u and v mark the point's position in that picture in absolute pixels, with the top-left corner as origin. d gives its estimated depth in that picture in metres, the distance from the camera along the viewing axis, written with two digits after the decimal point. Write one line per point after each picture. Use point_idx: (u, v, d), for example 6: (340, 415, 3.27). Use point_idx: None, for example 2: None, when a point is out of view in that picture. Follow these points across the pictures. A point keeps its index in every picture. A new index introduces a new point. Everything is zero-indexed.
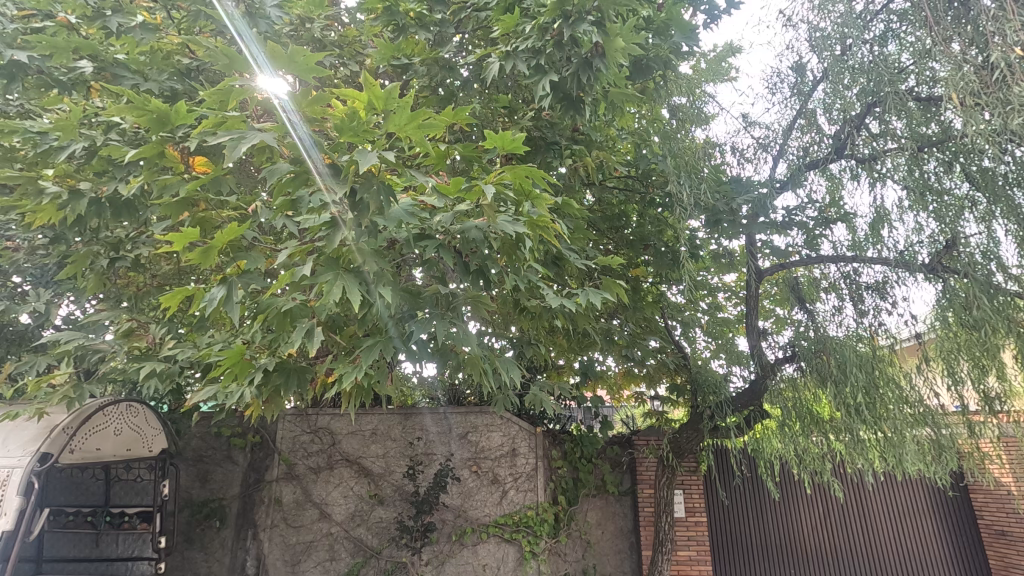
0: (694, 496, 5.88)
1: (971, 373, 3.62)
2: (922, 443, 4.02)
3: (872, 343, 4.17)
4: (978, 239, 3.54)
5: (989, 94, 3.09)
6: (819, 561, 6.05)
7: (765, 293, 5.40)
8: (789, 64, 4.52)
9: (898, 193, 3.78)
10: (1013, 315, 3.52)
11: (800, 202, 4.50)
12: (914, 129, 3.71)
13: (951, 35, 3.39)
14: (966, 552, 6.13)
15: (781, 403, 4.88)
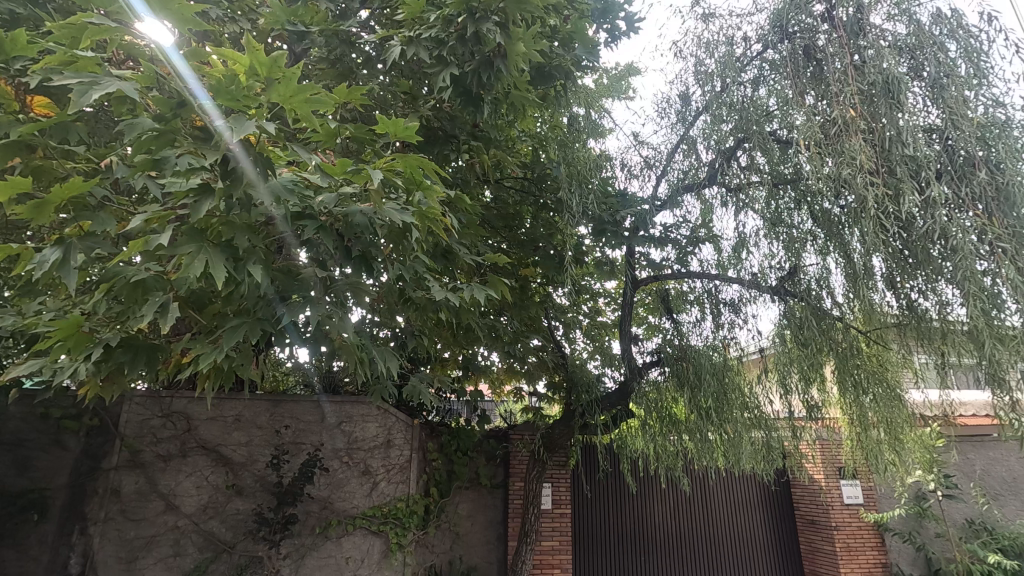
0: (561, 489, 6.18)
1: (798, 384, 4.19)
2: (754, 445, 4.71)
3: (723, 353, 4.66)
4: (815, 270, 3.98)
5: (830, 145, 3.58)
6: (666, 548, 6.62)
7: (642, 301, 5.76)
8: (677, 92, 4.91)
9: (756, 222, 4.24)
10: (835, 336, 4.09)
11: (676, 221, 4.93)
12: (775, 166, 4.13)
13: (808, 89, 3.85)
14: (784, 537, 7.05)
15: (646, 403, 5.32)
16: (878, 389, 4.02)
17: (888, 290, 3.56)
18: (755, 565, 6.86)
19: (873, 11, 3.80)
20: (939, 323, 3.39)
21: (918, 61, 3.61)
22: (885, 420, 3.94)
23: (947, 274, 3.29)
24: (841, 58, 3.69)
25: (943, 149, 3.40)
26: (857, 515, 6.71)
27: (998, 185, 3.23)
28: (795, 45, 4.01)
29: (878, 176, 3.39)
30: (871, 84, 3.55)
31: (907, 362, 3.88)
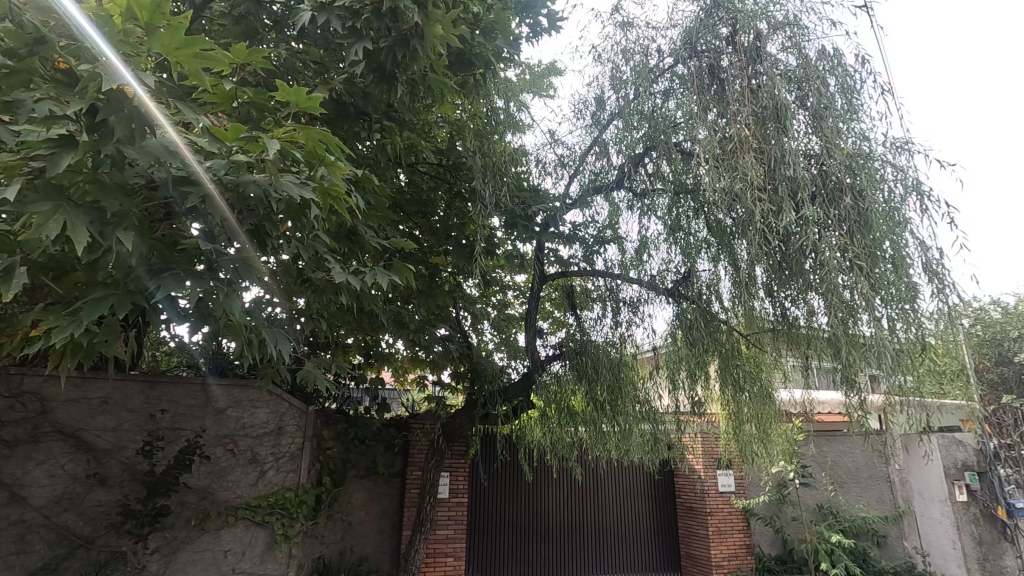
0: (459, 478, 6.20)
1: (685, 381, 4.49)
2: (642, 436, 5.01)
3: (619, 350, 4.87)
4: (707, 275, 4.28)
5: (725, 160, 3.86)
6: (556, 535, 6.87)
7: (548, 296, 5.83)
8: (594, 95, 5.06)
9: (658, 228, 4.48)
10: (720, 338, 4.42)
11: (585, 221, 5.10)
12: (678, 175, 4.36)
13: (711, 105, 4.09)
14: (664, 522, 7.56)
15: (546, 395, 5.46)
16: (752, 387, 4.42)
17: (766, 298, 3.89)
18: (639, 550, 7.31)
19: (770, 40, 4.12)
20: (807, 329, 3.80)
21: (804, 91, 3.97)
22: (756, 415, 4.33)
23: (814, 286, 3.67)
24: (740, 80, 3.99)
25: (817, 173, 3.79)
26: (728, 501, 7.34)
27: (859, 209, 3.66)
28: (701, 63, 4.25)
29: (764, 193, 3.70)
30: (762, 107, 3.88)
31: (778, 363, 4.27)
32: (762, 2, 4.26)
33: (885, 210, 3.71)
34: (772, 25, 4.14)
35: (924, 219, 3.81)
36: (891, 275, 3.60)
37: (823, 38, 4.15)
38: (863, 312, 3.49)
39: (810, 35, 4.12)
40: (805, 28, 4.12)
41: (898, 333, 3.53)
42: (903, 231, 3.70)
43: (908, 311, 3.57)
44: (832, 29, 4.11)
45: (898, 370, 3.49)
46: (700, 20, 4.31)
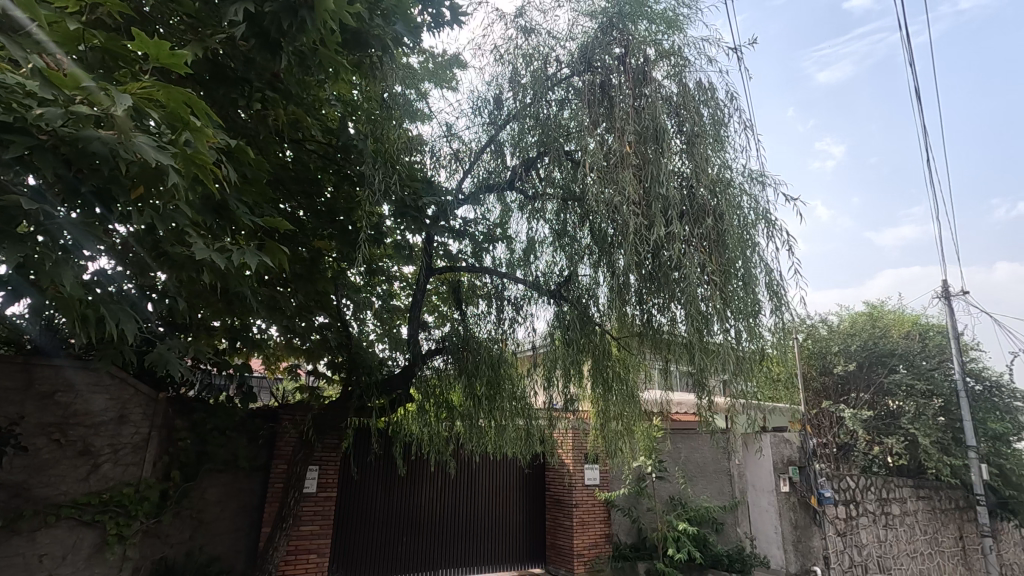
0: (329, 472, 5.94)
1: (560, 378, 4.72)
2: (515, 430, 5.18)
3: (498, 348, 5.01)
4: (588, 280, 4.49)
5: (608, 171, 4.11)
6: (428, 528, 6.87)
7: (435, 289, 5.74)
8: (492, 93, 5.11)
9: (545, 232, 4.68)
10: (597, 341, 4.64)
11: (475, 218, 5.07)
12: (566, 182, 4.55)
13: (600, 120, 4.32)
14: (533, 514, 7.86)
15: (425, 388, 5.45)
16: (619, 387, 4.73)
17: (637, 303, 4.18)
18: (507, 541, 7.53)
19: (656, 66, 4.44)
20: (668, 334, 4.14)
21: (682, 118, 4.32)
22: (621, 413, 4.69)
23: (678, 297, 4.02)
24: (627, 100, 4.29)
25: (687, 194, 4.14)
26: (593, 494, 7.78)
27: (718, 230, 4.08)
28: (594, 78, 4.49)
29: (639, 208, 4.00)
30: (642, 128, 4.19)
31: (643, 365, 4.61)
32: (652, 29, 4.58)
33: (741, 233, 4.14)
34: (657, 53, 4.47)
35: (771, 244, 4.33)
36: (741, 291, 4.05)
37: (701, 71, 4.53)
38: (715, 322, 3.91)
39: (691, 67, 4.50)
40: (687, 60, 4.49)
41: (743, 342, 3.98)
42: (752, 253, 4.17)
43: (752, 325, 4.04)
44: (709, 64, 4.51)
45: (738, 374, 3.94)
46: (596, 37, 4.55)
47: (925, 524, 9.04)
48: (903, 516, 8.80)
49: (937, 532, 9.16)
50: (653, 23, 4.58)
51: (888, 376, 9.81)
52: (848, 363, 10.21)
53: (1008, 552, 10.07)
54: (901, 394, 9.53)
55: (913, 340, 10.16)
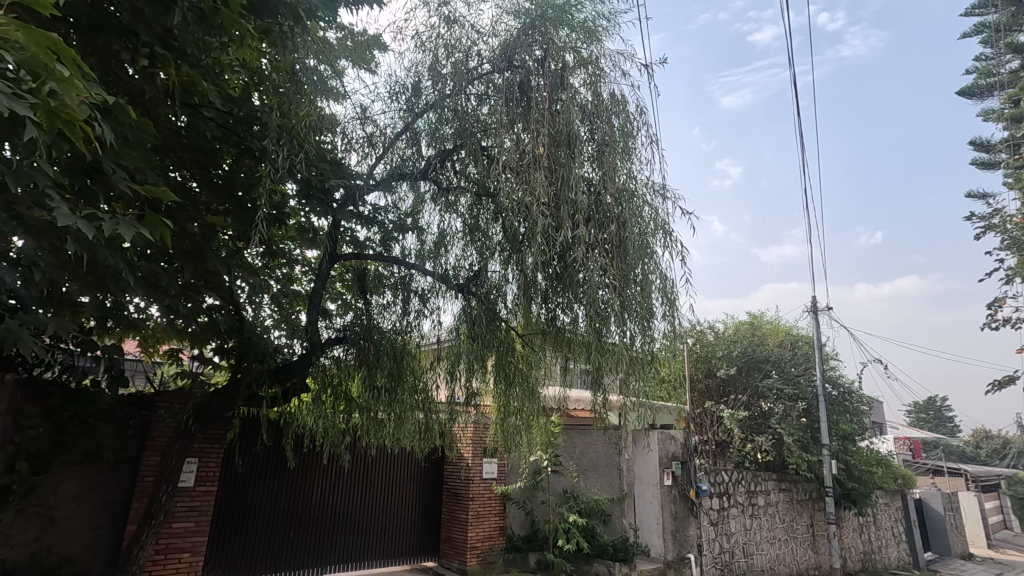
0: (210, 464, 5.52)
1: (463, 372, 4.70)
2: (414, 423, 5.12)
3: (400, 339, 4.89)
4: (497, 276, 4.53)
5: (521, 170, 4.19)
6: (317, 523, 6.62)
7: (339, 276, 5.49)
8: (411, 80, 5.00)
9: (456, 225, 4.69)
10: (502, 337, 4.70)
11: (386, 205, 4.85)
12: (480, 178, 4.58)
13: (517, 120, 4.39)
14: (429, 508, 7.81)
15: (322, 378, 5.17)
16: (521, 383, 4.85)
17: (543, 302, 4.30)
18: (399, 536, 7.42)
19: (574, 73, 4.57)
20: (570, 332, 4.29)
21: (595, 126, 4.49)
22: (521, 408, 4.86)
23: (580, 298, 4.17)
24: (544, 102, 4.39)
25: (594, 200, 4.31)
26: (490, 487, 7.82)
27: (621, 237, 4.27)
28: (514, 77, 4.57)
29: (547, 209, 4.11)
30: (556, 132, 4.33)
31: (544, 363, 4.79)
32: (572, 36, 4.69)
33: (641, 240, 4.36)
34: (575, 60, 4.60)
35: (668, 252, 4.57)
36: (639, 296, 4.27)
37: (616, 84, 4.71)
38: (613, 323, 4.12)
39: (607, 78, 4.66)
40: (603, 70, 4.65)
41: (636, 343, 4.22)
42: (650, 260, 4.41)
43: (645, 327, 4.27)
44: (623, 77, 4.69)
45: (629, 373, 4.17)
46: (519, 37, 4.63)
47: (784, 513, 10.08)
48: (767, 506, 9.75)
49: (793, 521, 10.25)
50: (573, 31, 4.70)
51: (762, 380, 10.80)
52: (729, 366, 11.11)
53: (849, 537, 11.48)
54: (772, 396, 10.52)
55: (785, 348, 11.25)
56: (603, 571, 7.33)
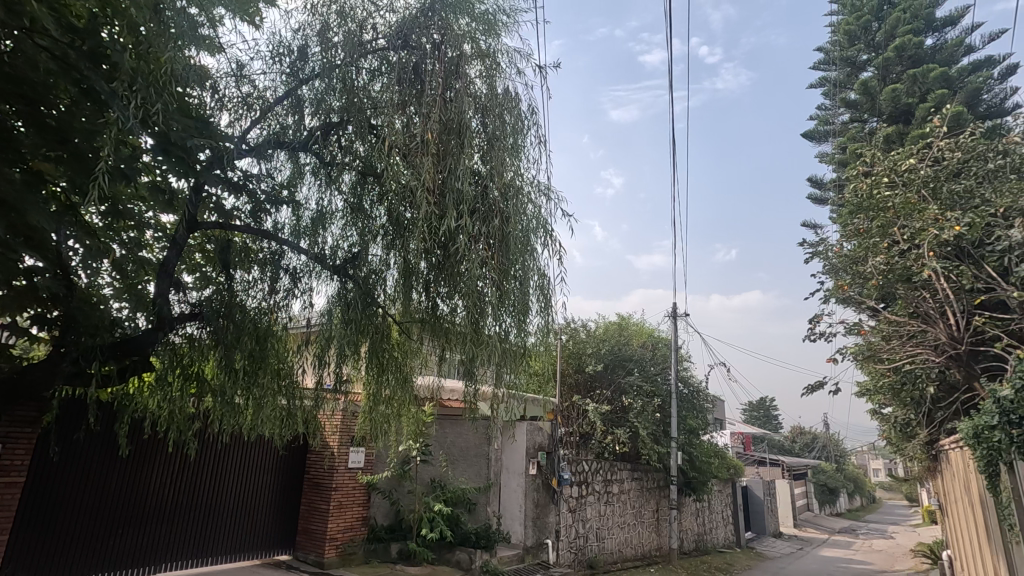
0: (18, 452, 4.75)
1: (333, 359, 4.43)
2: (274, 410, 4.79)
3: (266, 320, 4.54)
4: (377, 260, 4.44)
5: (405, 152, 4.16)
6: (154, 517, 5.98)
7: (197, 246, 4.85)
8: (297, 43, 4.65)
9: (338, 204, 4.54)
10: (378, 323, 4.54)
11: (259, 173, 4.49)
12: (366, 157, 4.49)
13: (409, 104, 4.34)
14: (287, 499, 7.39)
15: (170, 357, 4.58)
16: (394, 371, 4.77)
17: (424, 290, 4.30)
18: (251, 528, 6.94)
19: (470, 63, 4.56)
20: (448, 322, 4.34)
21: (486, 119, 4.52)
22: (392, 397, 4.77)
23: (459, 289, 4.22)
24: (437, 88, 4.35)
25: (480, 192, 4.35)
26: (354, 477, 7.58)
27: (504, 231, 4.35)
28: (409, 57, 4.51)
29: (432, 197, 4.08)
30: (447, 120, 4.30)
31: (420, 352, 4.79)
32: (472, 26, 4.65)
33: (523, 237, 4.45)
34: (472, 51, 4.58)
35: (547, 251, 4.67)
36: (518, 291, 4.36)
37: (512, 80, 4.77)
38: (490, 315, 4.21)
39: (502, 72, 4.70)
40: (500, 65, 4.68)
41: (511, 336, 4.34)
42: (531, 257, 4.48)
43: (521, 320, 4.38)
44: (518, 75, 4.74)
45: (501, 366, 4.29)
46: (416, 18, 4.56)
47: (634, 500, 11.01)
48: (620, 494, 10.61)
49: (642, 507, 11.22)
50: (473, 21, 4.66)
51: (625, 377, 11.59)
52: (597, 363, 11.70)
53: (687, 521, 12.83)
54: (632, 393, 11.37)
55: (647, 348, 12.22)
56: (464, 559, 7.48)
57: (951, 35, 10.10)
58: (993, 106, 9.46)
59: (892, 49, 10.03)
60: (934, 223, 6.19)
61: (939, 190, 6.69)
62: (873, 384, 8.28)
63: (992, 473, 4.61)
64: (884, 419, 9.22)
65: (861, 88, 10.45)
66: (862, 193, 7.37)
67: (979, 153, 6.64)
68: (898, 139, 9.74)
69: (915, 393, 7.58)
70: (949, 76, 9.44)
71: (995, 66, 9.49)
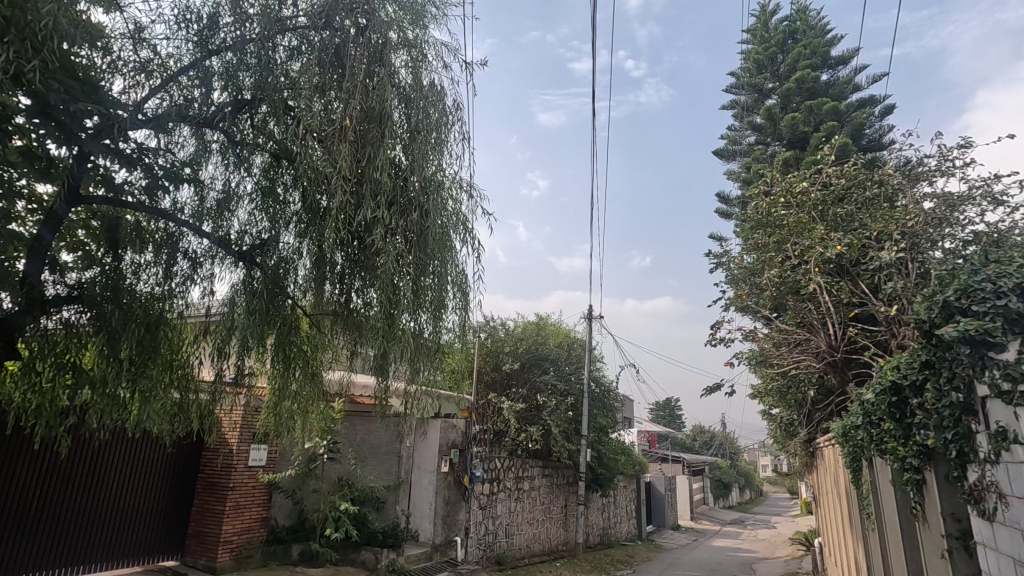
0: None
1: (235, 350, 4.18)
2: (165, 403, 4.42)
3: (161, 308, 4.13)
4: (289, 249, 4.28)
5: (323, 137, 4.00)
6: (14, 523, 5.33)
7: (81, 222, 4.25)
8: (207, 11, 4.33)
9: (247, 187, 4.28)
10: (286, 314, 4.32)
11: (157, 147, 4.09)
12: (281, 140, 4.28)
13: (329, 88, 4.17)
14: (176, 499, 6.85)
15: (41, 343, 3.97)
16: (302, 365, 4.56)
17: (338, 282, 4.21)
18: (132, 533, 6.37)
19: (395, 52, 4.47)
20: (361, 316, 4.22)
21: (409, 111, 4.45)
22: (299, 392, 4.56)
23: (374, 282, 4.12)
24: (360, 73, 4.21)
25: (399, 184, 4.28)
26: (254, 476, 7.16)
27: (422, 226, 4.29)
28: (331, 39, 4.34)
29: (348, 185, 3.96)
30: (368, 108, 4.19)
31: (332, 346, 4.63)
32: (398, 14, 4.55)
33: (443, 233, 4.40)
34: (397, 39, 4.49)
35: (466, 248, 4.63)
36: (434, 287, 4.31)
37: (438, 74, 4.71)
38: (405, 310, 4.13)
39: (428, 65, 4.62)
40: (426, 57, 4.61)
41: (426, 332, 4.29)
42: (449, 254, 4.44)
43: (436, 316, 4.33)
44: (444, 69, 4.70)
45: (415, 362, 4.23)
46: None
47: (544, 496, 11.29)
48: (531, 490, 10.84)
49: (551, 503, 11.52)
50: (400, 10, 4.57)
51: (540, 376, 11.81)
52: (514, 361, 11.79)
53: (593, 516, 13.32)
54: (547, 391, 11.62)
55: (562, 348, 12.56)
56: (370, 558, 7.31)
57: (842, 73, 11.18)
58: (873, 141, 10.59)
59: (793, 81, 10.94)
60: (821, 241, 6.85)
61: (826, 213, 7.39)
62: (763, 387, 8.99)
63: (856, 468, 5.16)
64: (772, 419, 10.06)
65: (765, 114, 11.33)
66: (762, 210, 7.96)
67: (860, 181, 7.41)
68: (794, 163, 10.65)
69: (798, 395, 8.33)
70: (839, 110, 10.44)
71: (876, 104, 10.62)
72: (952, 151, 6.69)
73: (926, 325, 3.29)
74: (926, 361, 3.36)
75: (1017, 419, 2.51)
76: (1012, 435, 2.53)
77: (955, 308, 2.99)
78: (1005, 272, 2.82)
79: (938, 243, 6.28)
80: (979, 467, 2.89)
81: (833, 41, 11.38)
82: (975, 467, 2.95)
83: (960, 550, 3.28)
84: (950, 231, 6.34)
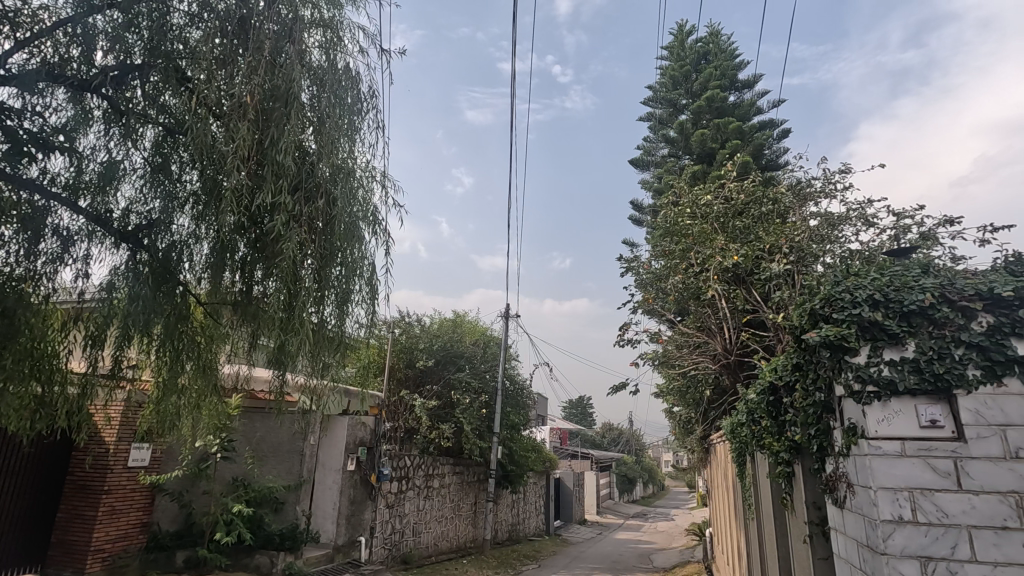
0: None
1: (117, 339, 3.79)
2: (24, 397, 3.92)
3: (21, 288, 3.58)
4: (186, 232, 3.90)
5: (222, 113, 3.74)
6: None
7: None
8: None
9: (136, 161, 3.88)
10: (178, 303, 3.96)
11: (23, 108, 3.72)
12: (177, 112, 3.93)
13: (230, 62, 3.91)
14: (36, 506, 6.14)
15: None
16: (193, 357, 4.22)
17: (237, 269, 3.95)
18: None
19: (307, 31, 4.27)
20: (258, 305, 3.99)
21: (318, 92, 4.24)
22: (188, 385, 4.23)
23: (274, 270, 3.89)
24: (266, 49, 3.97)
25: (305, 169, 4.07)
26: (134, 478, 6.59)
27: (328, 214, 4.10)
28: (235, 8, 4.04)
29: (247, 165, 3.71)
30: (273, 86, 3.97)
31: (228, 338, 4.34)
32: None
33: (352, 223, 4.24)
34: (311, 18, 4.31)
35: (376, 240, 4.49)
36: (340, 278, 4.15)
37: (353, 57, 4.52)
38: (308, 301, 3.95)
39: (343, 48, 4.45)
40: (341, 40, 4.43)
41: (330, 324, 4.11)
42: (358, 244, 4.29)
43: (341, 307, 4.16)
44: (361, 54, 4.52)
45: (316, 354, 4.05)
46: None
47: (453, 494, 11.25)
48: (440, 488, 10.77)
49: (461, 500, 11.51)
50: None
51: (455, 373, 11.73)
52: (429, 358, 11.63)
53: (502, 512, 13.45)
54: (460, 388, 11.55)
55: (478, 346, 12.55)
56: (264, 563, 6.94)
57: (747, 96, 12.04)
58: (771, 161, 11.48)
59: (704, 99, 11.62)
60: (720, 251, 7.32)
61: (726, 225, 7.91)
62: (665, 386, 9.51)
63: (740, 462, 5.56)
64: (672, 417, 10.66)
65: (678, 128, 11.95)
66: (670, 219, 8.39)
67: (757, 198, 7.99)
68: (702, 176, 11.33)
69: (696, 394, 8.86)
70: (742, 130, 11.23)
71: (774, 128, 11.51)
72: (834, 175, 7.39)
73: (798, 330, 3.60)
74: (796, 363, 3.67)
75: (865, 416, 2.80)
76: (860, 430, 2.81)
77: (820, 315, 3.29)
78: (862, 284, 3.13)
79: (819, 257, 6.92)
80: (834, 459, 3.19)
81: (741, 66, 12.22)
82: (831, 459, 3.27)
83: (819, 535, 3.63)
84: (829, 248, 7.07)
